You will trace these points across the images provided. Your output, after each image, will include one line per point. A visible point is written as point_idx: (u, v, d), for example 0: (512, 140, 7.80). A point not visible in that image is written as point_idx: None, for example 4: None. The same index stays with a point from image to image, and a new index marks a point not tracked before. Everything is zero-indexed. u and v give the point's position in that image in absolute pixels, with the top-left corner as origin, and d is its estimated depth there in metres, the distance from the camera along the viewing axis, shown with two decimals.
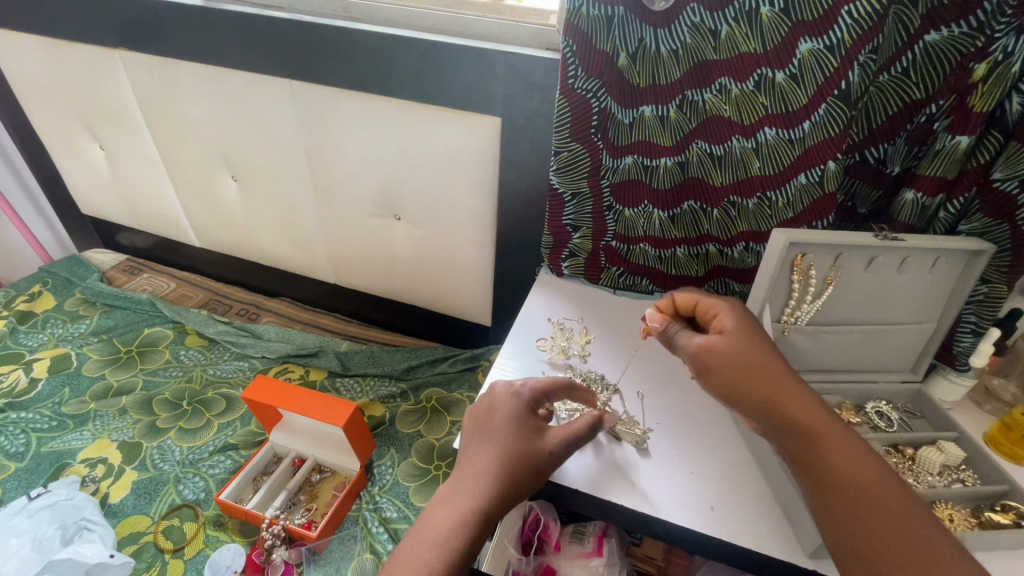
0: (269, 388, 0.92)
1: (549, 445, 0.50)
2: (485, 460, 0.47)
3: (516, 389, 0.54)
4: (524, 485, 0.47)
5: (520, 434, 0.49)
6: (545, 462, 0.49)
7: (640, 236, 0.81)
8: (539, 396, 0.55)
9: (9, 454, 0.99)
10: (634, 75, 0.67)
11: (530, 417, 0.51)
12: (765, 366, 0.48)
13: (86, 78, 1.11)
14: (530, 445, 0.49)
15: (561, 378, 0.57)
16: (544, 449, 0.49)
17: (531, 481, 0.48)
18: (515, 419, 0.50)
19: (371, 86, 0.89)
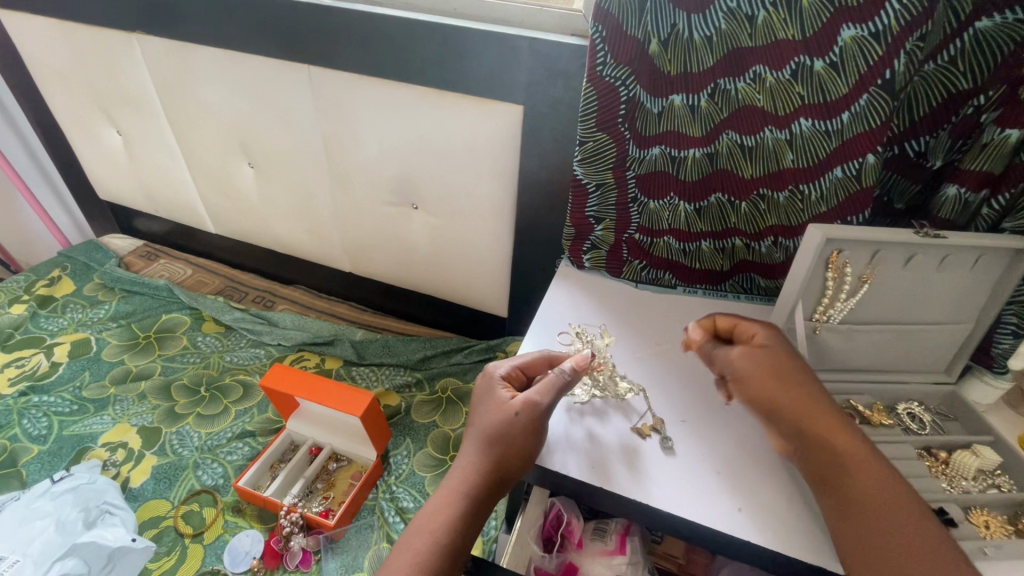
0: (287, 376, 0.92)
1: (515, 407, 0.54)
2: (462, 446, 0.54)
3: (492, 369, 0.59)
4: (500, 453, 0.52)
5: (488, 411, 0.55)
6: (518, 424, 0.53)
7: (664, 229, 0.79)
8: (519, 374, 0.60)
9: (32, 437, 1.00)
10: (665, 62, 0.65)
11: (502, 393, 0.56)
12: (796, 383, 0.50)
13: (103, 62, 1.10)
14: (501, 415, 0.54)
15: (532, 352, 0.62)
16: (511, 413, 0.53)
17: (505, 446, 0.52)
18: (486, 398, 0.56)
19: (390, 72, 0.87)
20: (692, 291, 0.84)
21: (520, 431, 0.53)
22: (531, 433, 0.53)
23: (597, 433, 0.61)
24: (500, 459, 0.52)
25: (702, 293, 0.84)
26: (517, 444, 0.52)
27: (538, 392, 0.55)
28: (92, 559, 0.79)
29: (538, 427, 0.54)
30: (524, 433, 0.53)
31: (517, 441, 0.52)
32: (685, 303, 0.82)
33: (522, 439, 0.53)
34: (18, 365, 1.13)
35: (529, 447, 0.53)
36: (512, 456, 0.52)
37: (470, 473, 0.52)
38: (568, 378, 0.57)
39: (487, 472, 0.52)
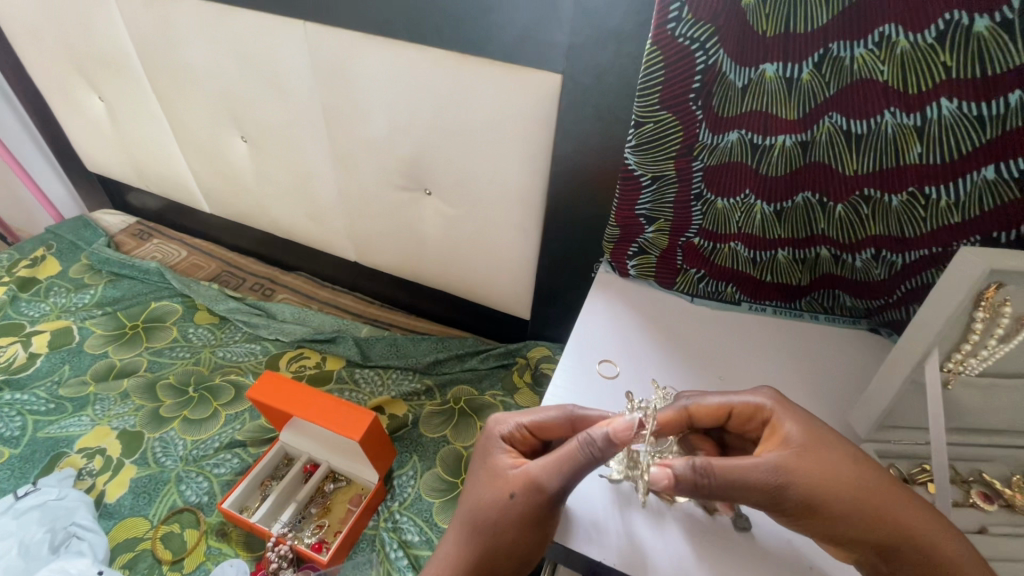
0: (281, 388, 0.80)
1: (509, 487, 0.43)
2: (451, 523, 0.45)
3: (495, 423, 0.49)
4: (485, 544, 0.42)
5: (483, 481, 0.45)
6: (507, 510, 0.42)
7: (732, 233, 0.64)
8: (535, 434, 0.48)
9: (3, 439, 0.91)
10: (760, 19, 0.49)
11: (503, 462, 0.45)
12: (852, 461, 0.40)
13: (75, 16, 0.96)
14: (491, 493, 0.43)
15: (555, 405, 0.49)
16: (504, 492, 0.43)
17: (493, 534, 0.42)
18: (482, 463, 0.47)
19: (401, 30, 0.72)
20: (759, 309, 0.70)
21: (511, 520, 0.42)
22: (526, 523, 0.41)
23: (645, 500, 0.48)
24: (488, 550, 0.42)
25: (771, 311, 0.70)
26: (507, 536, 0.42)
27: (541, 470, 0.42)
28: None
29: (539, 517, 0.42)
30: (516, 525, 0.42)
31: (509, 532, 0.42)
32: (752, 325, 0.67)
33: (514, 530, 0.42)
34: None
35: (525, 540, 0.42)
36: (503, 549, 0.42)
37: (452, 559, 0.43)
38: (594, 455, 0.40)
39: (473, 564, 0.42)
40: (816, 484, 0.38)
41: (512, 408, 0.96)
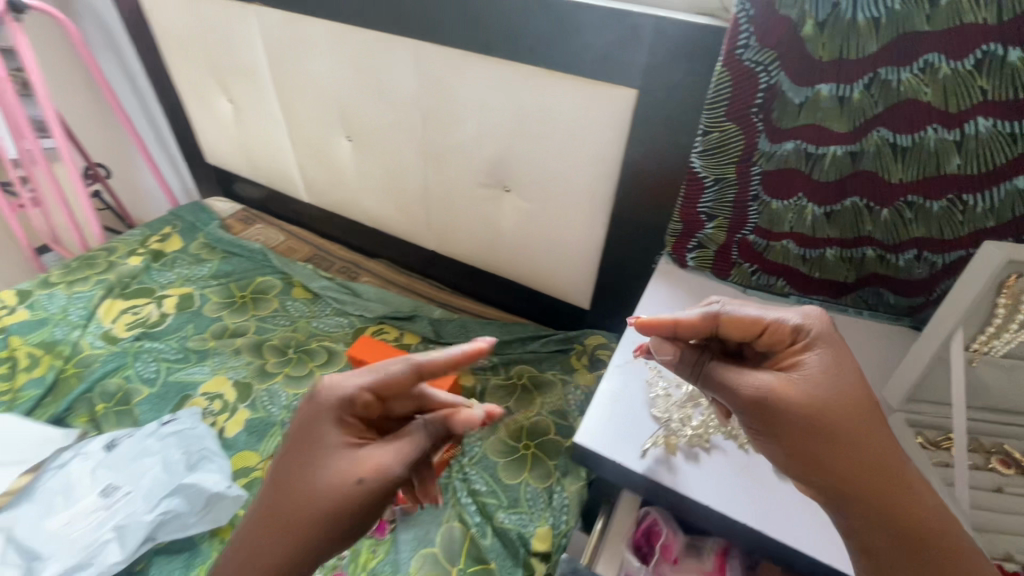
0: (373, 348, 0.95)
1: (357, 475, 0.47)
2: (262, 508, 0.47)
3: (334, 392, 0.51)
4: (326, 523, 0.47)
5: (322, 473, 0.47)
6: (354, 495, 0.47)
7: (785, 232, 0.72)
8: (368, 401, 0.51)
9: (144, 378, 1.10)
10: (817, 47, 0.57)
11: (343, 446, 0.49)
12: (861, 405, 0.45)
13: (222, 31, 1.15)
14: (332, 478, 0.47)
15: (405, 368, 0.52)
16: (348, 479, 0.47)
17: (335, 514, 0.47)
18: (314, 442, 0.49)
19: (499, 49, 0.85)
20: (806, 301, 0.77)
21: (358, 503, 0.47)
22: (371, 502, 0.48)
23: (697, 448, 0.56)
24: (329, 523, 0.47)
25: (817, 305, 0.77)
26: (359, 513, 0.48)
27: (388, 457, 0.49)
28: (195, 500, 0.84)
29: (382, 498, 0.49)
30: (361, 506, 0.47)
31: (355, 511, 0.47)
32: None
33: (360, 510, 0.47)
34: (134, 312, 1.23)
35: (369, 514, 0.49)
36: (345, 524, 0.47)
37: (287, 542, 0.46)
38: (433, 439, 0.53)
39: (308, 544, 0.47)
40: (795, 411, 0.45)
41: (570, 386, 1.06)
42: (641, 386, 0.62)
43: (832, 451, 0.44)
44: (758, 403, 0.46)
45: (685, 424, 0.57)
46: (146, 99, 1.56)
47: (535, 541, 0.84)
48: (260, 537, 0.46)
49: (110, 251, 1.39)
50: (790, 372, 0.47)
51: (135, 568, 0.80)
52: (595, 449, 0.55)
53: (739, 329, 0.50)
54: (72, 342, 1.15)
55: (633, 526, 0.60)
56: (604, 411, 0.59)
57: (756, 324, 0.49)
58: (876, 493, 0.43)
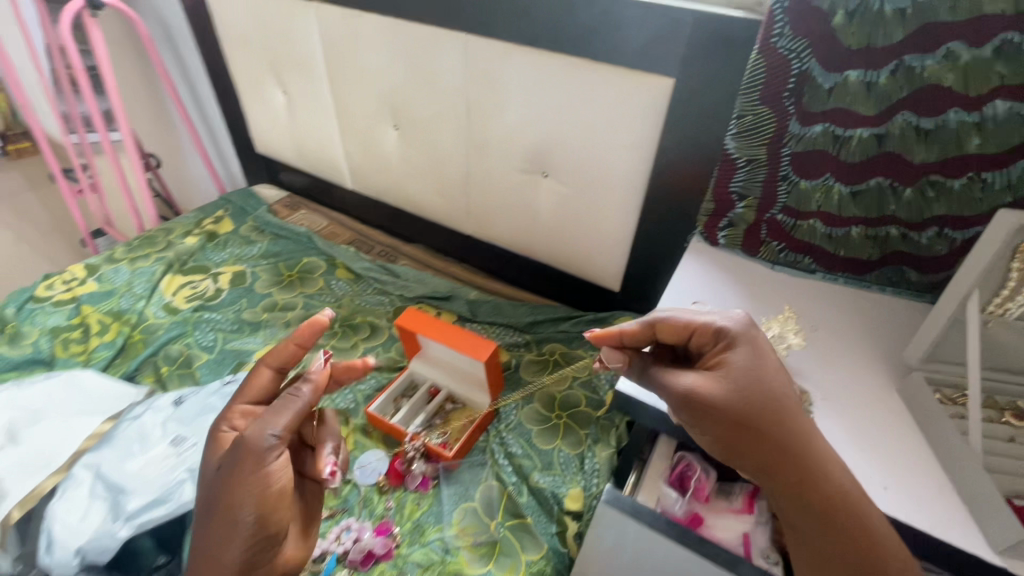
0: (419, 319, 1.02)
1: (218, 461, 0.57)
2: (203, 499, 0.56)
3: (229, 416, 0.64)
4: (218, 506, 0.54)
5: (212, 469, 0.58)
6: (219, 474, 0.55)
7: (812, 211, 0.77)
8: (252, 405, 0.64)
9: (203, 346, 1.18)
10: (847, 36, 0.63)
11: (229, 444, 0.60)
12: (772, 396, 0.50)
13: (282, 26, 1.24)
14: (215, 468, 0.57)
15: (257, 368, 0.65)
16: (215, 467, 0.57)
17: (222, 496, 0.53)
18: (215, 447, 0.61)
19: (545, 41, 0.91)
20: (832, 279, 0.81)
21: (226, 476, 0.54)
22: (242, 474, 0.54)
23: None
24: (234, 504, 0.53)
25: (842, 283, 0.81)
26: (247, 487, 0.53)
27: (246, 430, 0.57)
28: None
29: (259, 467, 0.54)
30: (230, 478, 0.54)
31: (242, 488, 0.53)
32: (825, 290, 0.79)
33: (236, 482, 0.54)
34: (192, 287, 1.33)
35: (264, 486, 0.54)
36: (243, 503, 0.53)
37: (210, 525, 0.54)
38: (302, 399, 0.58)
39: (224, 526, 0.53)
40: (720, 404, 0.49)
41: None
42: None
43: (759, 439, 0.48)
44: (688, 400, 0.50)
45: None
46: (200, 92, 1.67)
47: (568, 500, 0.89)
48: (201, 526, 0.55)
49: (168, 232, 1.49)
50: (717, 370, 0.52)
51: None
52: (636, 394, 0.62)
53: (671, 334, 0.57)
54: (138, 311, 1.24)
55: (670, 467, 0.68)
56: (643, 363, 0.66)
57: (686, 328, 0.56)
58: (798, 473, 0.48)
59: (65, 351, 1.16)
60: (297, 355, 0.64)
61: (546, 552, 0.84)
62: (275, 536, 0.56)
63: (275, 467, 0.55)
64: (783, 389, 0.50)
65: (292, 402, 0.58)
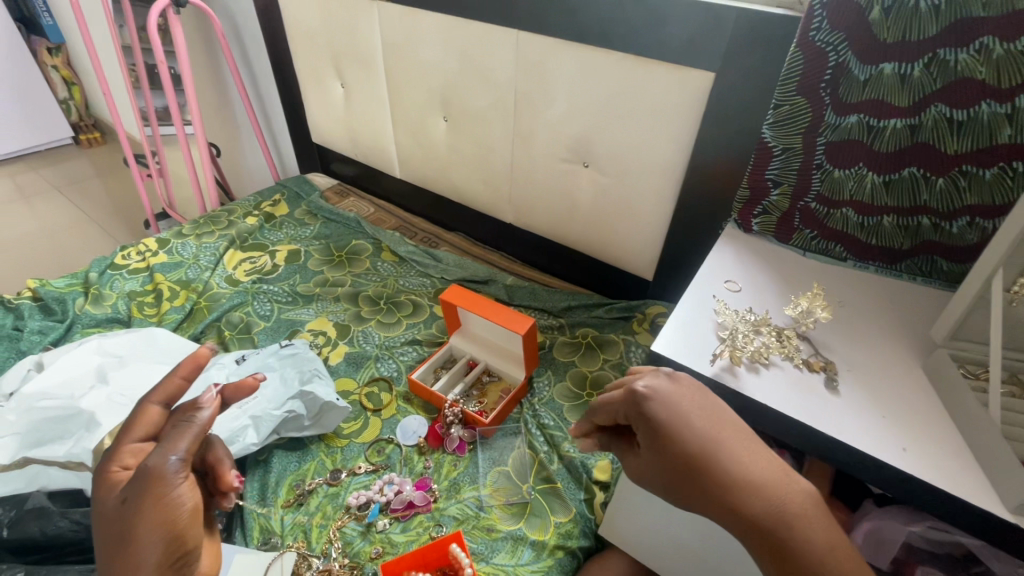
0: (463, 294, 1.09)
1: (119, 495, 0.47)
2: (100, 549, 0.47)
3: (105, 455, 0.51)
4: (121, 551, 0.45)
5: (104, 514, 0.48)
6: (122, 510, 0.46)
7: (845, 199, 0.80)
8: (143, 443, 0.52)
9: (261, 314, 1.28)
10: (882, 30, 0.68)
11: (118, 486, 0.48)
12: (678, 447, 0.51)
13: (347, 23, 1.35)
14: (108, 511, 0.47)
15: (141, 406, 0.54)
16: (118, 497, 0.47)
17: (127, 528, 0.46)
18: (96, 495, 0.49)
19: (592, 37, 0.98)
20: (863, 268, 0.83)
21: (131, 511, 0.46)
22: (150, 503, 0.46)
23: (756, 364, 0.66)
24: (138, 537, 0.45)
25: (872, 271, 0.83)
26: (150, 515, 0.46)
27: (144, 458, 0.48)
28: (310, 407, 1.00)
29: (168, 492, 0.47)
30: (136, 511, 0.46)
31: (150, 515, 0.46)
32: (856, 277, 0.82)
33: (138, 514, 0.46)
34: (251, 262, 1.44)
35: (173, 509, 0.47)
36: (149, 530, 0.46)
37: (112, 558, 0.45)
38: (202, 418, 0.51)
39: (127, 559, 0.45)
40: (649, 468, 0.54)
41: (632, 346, 1.16)
42: (709, 316, 0.72)
43: (684, 488, 0.51)
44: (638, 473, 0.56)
45: (748, 343, 0.66)
46: (262, 87, 1.80)
47: (597, 471, 0.94)
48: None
49: (230, 212, 1.61)
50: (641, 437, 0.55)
51: (259, 457, 0.97)
52: (668, 354, 0.66)
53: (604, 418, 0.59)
54: (204, 281, 1.35)
55: None
56: (675, 330, 0.70)
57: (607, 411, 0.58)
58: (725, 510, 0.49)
59: (140, 312, 1.27)
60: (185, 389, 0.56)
61: (574, 516, 0.89)
62: (188, 563, 0.49)
63: (183, 491, 0.47)
64: (690, 435, 0.51)
65: (188, 424, 0.51)
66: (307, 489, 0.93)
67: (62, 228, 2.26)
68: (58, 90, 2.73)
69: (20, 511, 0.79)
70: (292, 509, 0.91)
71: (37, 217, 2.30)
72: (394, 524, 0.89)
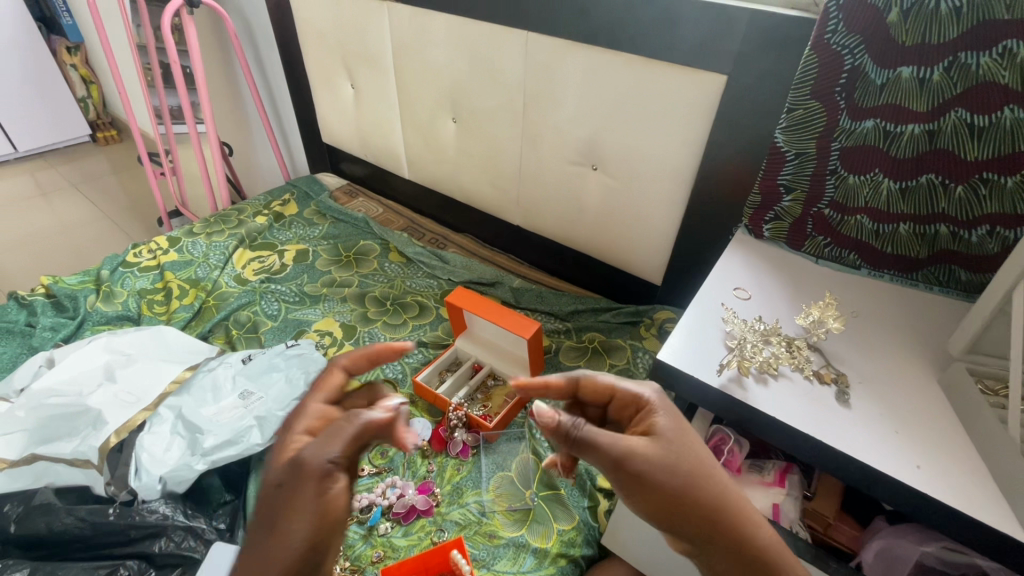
0: (469, 297, 1.09)
1: (282, 476, 0.47)
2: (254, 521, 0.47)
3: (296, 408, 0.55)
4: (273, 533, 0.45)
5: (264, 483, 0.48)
6: (282, 491, 0.47)
7: (860, 206, 0.78)
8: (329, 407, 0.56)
9: (268, 314, 1.29)
10: (901, 33, 0.66)
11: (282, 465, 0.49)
12: (694, 450, 0.51)
13: (357, 24, 1.35)
14: (270, 484, 0.48)
15: (331, 371, 0.58)
16: (273, 479, 0.48)
17: (276, 512, 0.46)
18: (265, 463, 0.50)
19: (602, 39, 0.97)
20: (878, 276, 0.81)
21: (291, 496, 0.46)
22: (301, 493, 0.46)
23: (764, 376, 0.65)
24: (289, 524, 0.45)
25: (887, 280, 0.80)
26: (302, 508, 0.46)
27: (313, 446, 0.48)
28: None
29: (318, 488, 0.46)
30: (294, 497, 0.46)
31: (298, 505, 0.46)
32: (870, 286, 0.79)
33: (296, 501, 0.46)
34: (260, 261, 1.45)
35: (320, 511, 0.46)
36: (299, 520, 0.45)
37: (261, 536, 0.46)
38: (364, 420, 0.50)
39: (274, 543, 0.45)
40: (653, 460, 0.49)
41: (639, 351, 1.14)
42: (717, 324, 0.71)
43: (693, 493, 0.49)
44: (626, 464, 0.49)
45: (757, 353, 0.65)
46: (274, 87, 1.81)
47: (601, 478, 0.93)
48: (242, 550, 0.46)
49: (240, 211, 1.62)
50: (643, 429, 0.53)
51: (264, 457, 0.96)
52: (674, 363, 0.65)
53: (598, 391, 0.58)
54: (213, 280, 1.36)
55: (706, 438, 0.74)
56: (682, 338, 0.69)
57: (611, 388, 0.57)
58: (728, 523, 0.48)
59: (150, 310, 1.29)
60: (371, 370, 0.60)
61: (577, 524, 0.88)
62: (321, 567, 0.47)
63: (337, 493, 0.47)
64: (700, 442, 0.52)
65: (351, 423, 0.49)
66: None
67: (78, 224, 2.29)
68: (77, 89, 2.77)
69: (28, 507, 0.80)
70: None
71: (54, 214, 2.34)
72: (395, 527, 0.89)
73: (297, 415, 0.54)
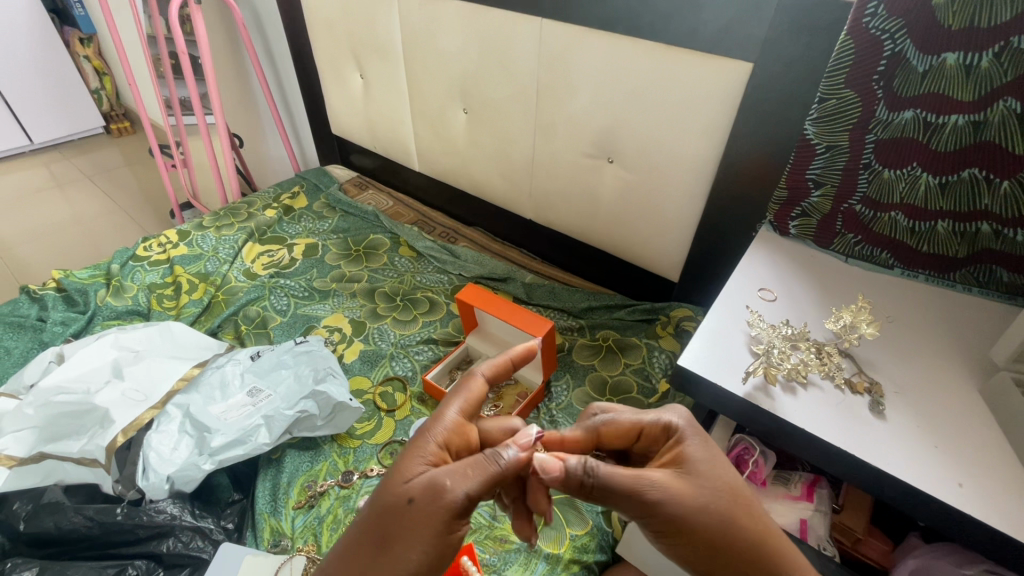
0: (479, 295, 1.06)
1: (412, 493, 0.49)
2: (373, 523, 0.49)
3: (442, 415, 0.56)
4: (390, 546, 0.48)
5: (391, 488, 0.50)
6: (408, 511, 0.48)
7: (894, 202, 0.74)
8: (467, 416, 0.58)
9: (277, 309, 1.27)
10: (947, 16, 0.60)
11: (414, 479, 0.50)
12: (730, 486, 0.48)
13: (366, 12, 1.31)
14: (398, 494, 0.49)
15: (471, 375, 0.60)
16: (405, 493, 0.49)
17: (400, 529, 0.48)
18: (398, 465, 0.52)
19: (619, 25, 0.92)
20: (911, 276, 0.77)
21: (416, 521, 0.48)
22: (427, 524, 0.47)
23: (792, 386, 0.61)
24: (408, 546, 0.47)
25: (921, 281, 0.76)
26: (421, 535, 0.48)
27: (452, 477, 0.49)
28: (323, 407, 0.98)
29: (445, 522, 0.48)
30: (420, 524, 0.48)
31: (421, 532, 0.48)
32: (903, 288, 0.75)
33: (421, 527, 0.48)
34: (269, 256, 1.43)
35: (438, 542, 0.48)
36: (415, 547, 0.47)
37: (378, 543, 0.48)
38: (502, 466, 0.50)
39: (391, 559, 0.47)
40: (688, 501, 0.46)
41: (655, 351, 1.10)
42: (741, 328, 0.67)
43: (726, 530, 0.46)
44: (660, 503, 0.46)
45: (784, 360, 0.61)
46: (282, 76, 1.79)
47: None
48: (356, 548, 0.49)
49: (249, 204, 1.61)
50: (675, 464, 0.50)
51: (273, 455, 0.96)
52: (694, 370, 0.62)
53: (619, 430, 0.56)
54: (222, 274, 1.34)
55: (732, 447, 0.72)
56: (704, 343, 0.65)
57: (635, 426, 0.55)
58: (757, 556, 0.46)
59: (159, 304, 1.28)
60: (506, 373, 0.62)
61: (591, 529, 0.85)
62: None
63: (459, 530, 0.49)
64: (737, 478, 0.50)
65: (490, 465, 0.50)
66: (317, 491, 0.91)
67: (92, 217, 2.29)
68: (91, 81, 2.77)
69: (37, 505, 0.79)
70: (303, 511, 0.89)
71: (69, 206, 2.35)
72: None
73: (438, 424, 0.55)
